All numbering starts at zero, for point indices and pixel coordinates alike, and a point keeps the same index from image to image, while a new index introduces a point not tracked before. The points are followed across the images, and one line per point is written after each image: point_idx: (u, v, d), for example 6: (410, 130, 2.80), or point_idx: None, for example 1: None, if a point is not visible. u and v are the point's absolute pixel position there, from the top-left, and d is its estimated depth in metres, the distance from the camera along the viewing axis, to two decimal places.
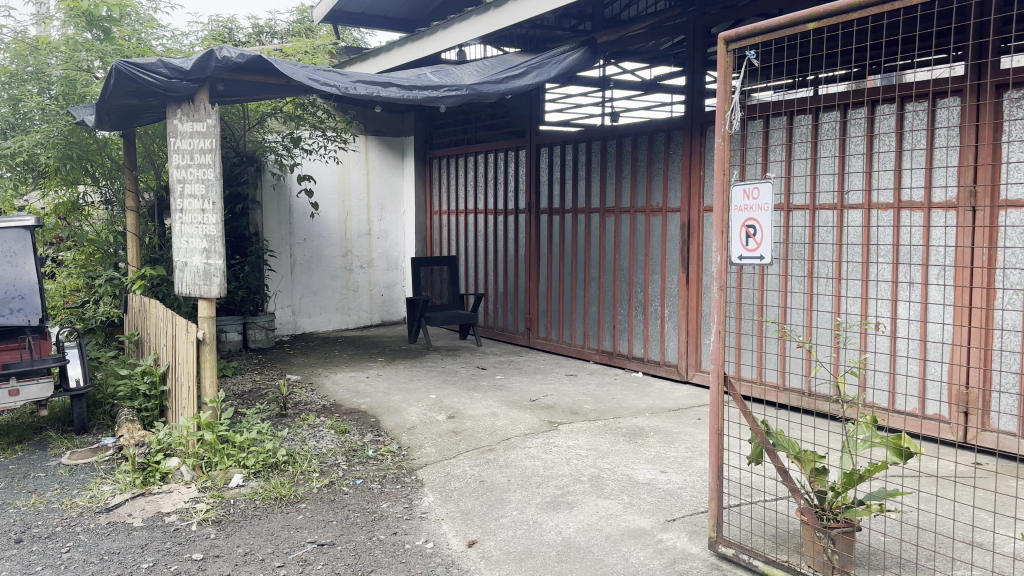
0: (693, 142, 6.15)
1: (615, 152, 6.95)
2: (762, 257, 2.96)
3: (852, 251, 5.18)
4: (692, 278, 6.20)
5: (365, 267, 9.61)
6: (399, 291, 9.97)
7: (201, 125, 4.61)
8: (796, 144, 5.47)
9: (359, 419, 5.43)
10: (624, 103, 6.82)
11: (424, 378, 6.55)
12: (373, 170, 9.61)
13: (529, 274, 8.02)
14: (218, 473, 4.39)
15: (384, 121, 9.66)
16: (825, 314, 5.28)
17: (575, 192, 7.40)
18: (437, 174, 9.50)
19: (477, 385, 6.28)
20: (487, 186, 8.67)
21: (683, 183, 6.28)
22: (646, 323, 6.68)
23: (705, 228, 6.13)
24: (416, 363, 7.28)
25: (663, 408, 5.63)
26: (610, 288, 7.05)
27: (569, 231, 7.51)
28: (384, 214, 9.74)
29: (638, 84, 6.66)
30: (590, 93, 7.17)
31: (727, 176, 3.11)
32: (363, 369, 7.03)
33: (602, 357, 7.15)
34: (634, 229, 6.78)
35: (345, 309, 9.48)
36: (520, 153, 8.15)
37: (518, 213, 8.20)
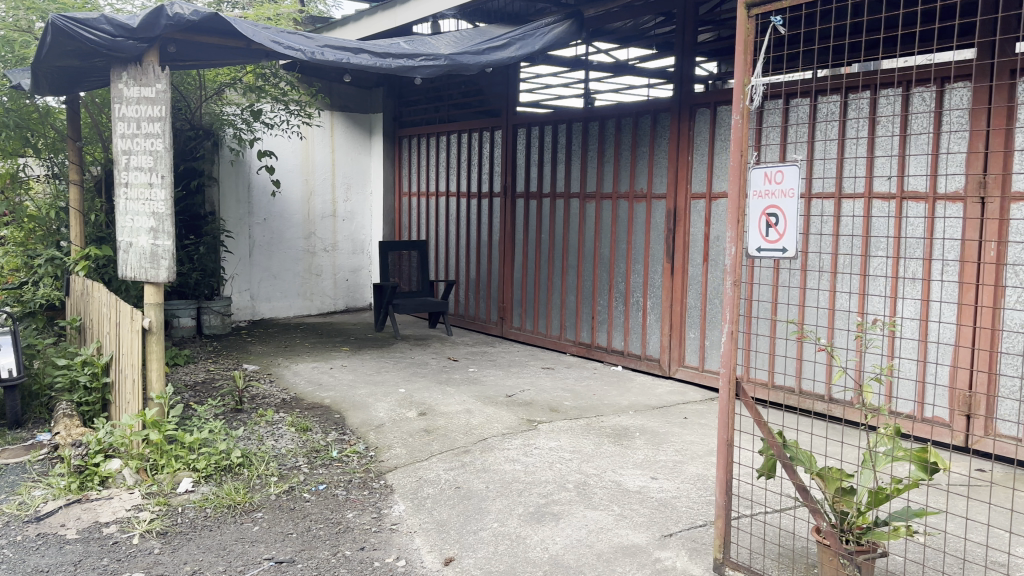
0: (682, 125, 5.82)
1: (597, 133, 6.59)
2: (784, 250, 2.63)
3: (851, 243, 4.90)
4: (678, 268, 5.90)
5: (329, 250, 9.15)
6: (365, 277, 9.53)
7: (149, 90, 4.13)
8: (793, 129, 5.16)
9: (321, 415, 5.04)
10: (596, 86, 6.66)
11: (392, 370, 6.16)
12: (339, 148, 9.13)
13: (503, 261, 7.65)
14: (165, 478, 3.98)
15: (352, 97, 9.19)
16: (820, 309, 5.01)
17: (554, 175, 7.03)
18: (407, 154, 9.06)
19: (449, 378, 5.91)
20: (460, 167, 8.26)
21: (670, 168, 5.95)
22: (628, 315, 6.36)
23: (692, 216, 5.82)
24: (382, 353, 6.88)
25: (647, 406, 5.31)
26: (589, 278, 6.71)
27: (547, 217, 7.15)
28: (350, 195, 9.29)
29: (612, 66, 6.52)
30: (560, 74, 6.96)
31: (744, 159, 2.78)
32: (327, 359, 6.60)
33: (580, 349, 6.82)
34: (615, 215, 6.45)
35: (307, 294, 9.02)
36: (496, 133, 7.75)
37: (492, 197, 7.82)
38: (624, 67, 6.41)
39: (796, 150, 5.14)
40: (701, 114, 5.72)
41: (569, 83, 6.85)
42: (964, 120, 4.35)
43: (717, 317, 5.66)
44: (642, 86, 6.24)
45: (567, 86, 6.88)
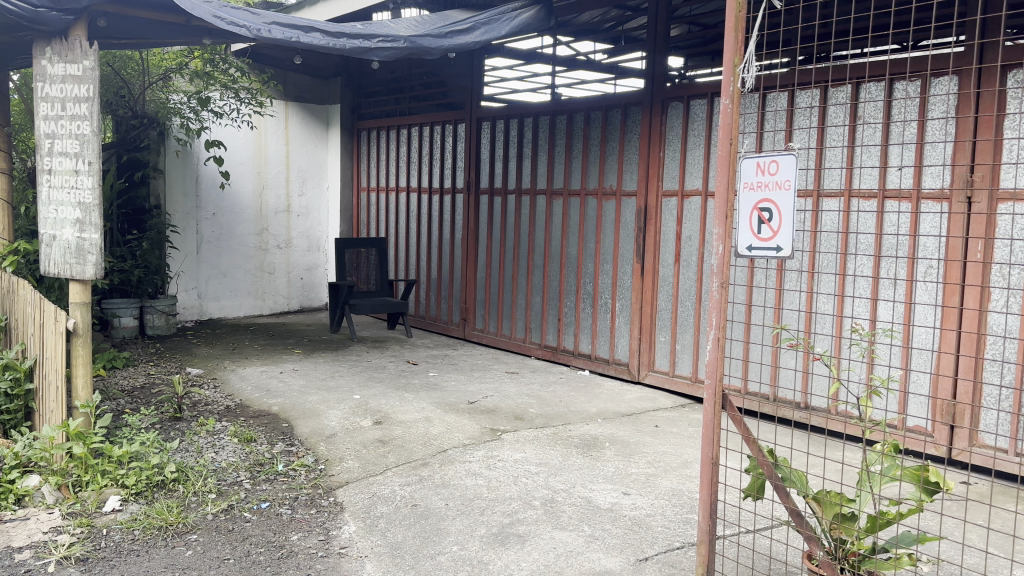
0: (653, 120, 5.58)
1: (564, 128, 6.31)
2: (778, 249, 2.38)
3: (829, 243, 4.69)
4: (648, 269, 5.65)
5: (282, 247, 8.75)
6: (320, 275, 9.14)
7: (75, 68, 3.75)
8: (770, 124, 4.92)
9: (268, 425, 4.73)
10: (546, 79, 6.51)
11: (347, 375, 5.82)
12: (294, 140, 8.74)
13: (466, 261, 7.34)
14: (89, 495, 3.60)
15: (307, 86, 8.78)
16: (797, 310, 4.80)
17: (519, 171, 6.74)
18: (366, 148, 8.70)
19: (408, 384, 5.59)
20: (421, 163, 7.93)
21: (641, 165, 5.69)
22: (595, 317, 6.09)
23: (664, 215, 5.57)
24: (337, 356, 6.53)
25: (616, 413, 5.05)
26: (556, 278, 6.43)
27: (512, 214, 6.85)
28: (306, 190, 8.90)
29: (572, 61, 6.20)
30: (516, 67, 6.79)
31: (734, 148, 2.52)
32: (277, 363, 6.23)
33: (545, 352, 6.53)
34: (583, 213, 6.17)
35: (259, 293, 8.61)
36: (459, 127, 7.44)
37: (455, 193, 7.50)
38: (574, 62, 6.18)
39: (773, 146, 4.91)
40: (674, 107, 5.47)
41: (524, 77, 6.74)
42: (950, 115, 4.15)
43: (689, 320, 5.42)
44: (595, 80, 6.02)
45: (523, 78, 6.77)
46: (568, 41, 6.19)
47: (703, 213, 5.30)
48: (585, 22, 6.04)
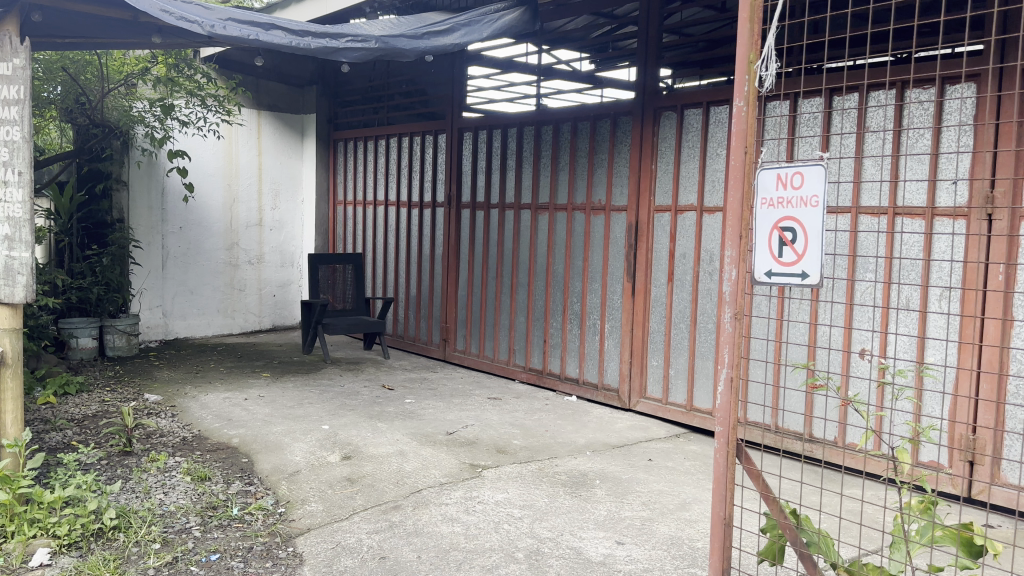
0: (645, 131, 5.24)
1: (550, 139, 5.97)
2: (803, 275, 2.02)
3: (835, 264, 4.35)
4: (639, 288, 5.30)
5: (254, 263, 8.34)
6: (294, 292, 8.73)
7: (3, 67, 3.35)
8: (770, 136, 4.60)
9: (226, 460, 4.35)
10: (522, 88, 6.18)
11: (317, 402, 5.42)
12: (267, 151, 8.35)
13: (447, 278, 6.97)
14: (14, 548, 3.16)
15: (281, 95, 8.39)
16: (801, 335, 4.47)
17: (503, 184, 6.39)
18: (343, 160, 8.33)
19: (382, 411, 5.20)
20: (400, 175, 7.56)
21: (631, 179, 5.35)
22: (583, 340, 5.73)
23: (655, 232, 5.23)
24: (308, 380, 6.13)
25: (607, 445, 4.67)
26: (541, 298, 6.07)
27: (495, 230, 6.49)
28: (279, 203, 8.50)
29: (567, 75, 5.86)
30: (493, 75, 6.47)
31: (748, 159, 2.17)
32: (242, 389, 5.82)
33: (530, 376, 6.16)
34: (570, 229, 5.82)
35: (228, 311, 8.19)
36: (439, 138, 7.08)
37: (435, 207, 7.14)
38: (552, 71, 5.93)
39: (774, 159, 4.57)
40: (666, 117, 5.14)
41: (500, 85, 6.40)
42: (968, 126, 3.82)
43: (684, 344, 5.08)
44: (571, 90, 5.83)
45: (500, 86, 6.44)
46: (547, 49, 5.89)
47: (698, 229, 4.96)
48: (571, 29, 5.70)
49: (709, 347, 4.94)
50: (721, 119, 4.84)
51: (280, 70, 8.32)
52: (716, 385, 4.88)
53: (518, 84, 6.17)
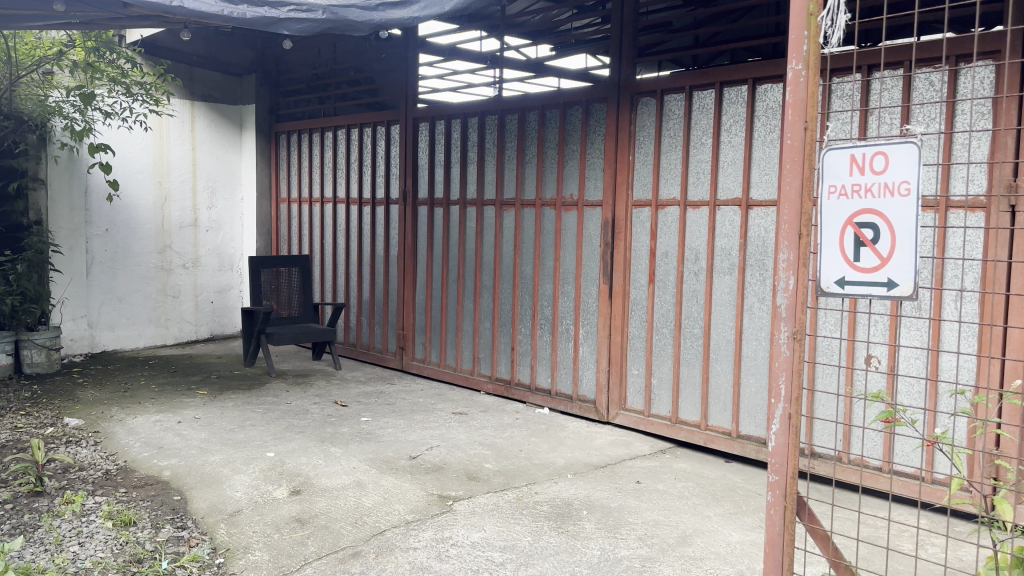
0: (620, 120, 4.79)
1: (515, 128, 5.49)
2: (889, 284, 1.64)
3: None
4: (617, 290, 4.85)
5: (188, 267, 7.67)
6: (234, 298, 8.08)
7: None
8: (761, 122, 4.19)
9: (155, 499, 3.77)
10: (466, 77, 5.89)
11: (261, 424, 4.85)
12: (202, 145, 7.69)
13: (403, 281, 6.43)
14: None
15: (217, 84, 7.74)
16: None
17: (463, 179, 5.88)
18: (286, 154, 7.71)
19: (335, 433, 4.66)
20: (350, 170, 6.99)
21: (607, 171, 4.89)
22: (554, 348, 5.27)
23: (633, 229, 4.79)
24: (250, 398, 5.55)
25: (588, 466, 4.22)
26: (508, 302, 5.59)
27: (455, 229, 5.98)
28: (215, 202, 7.84)
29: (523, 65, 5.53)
30: (435, 63, 6.11)
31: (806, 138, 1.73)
32: (176, 410, 5.22)
33: (495, 387, 5.67)
34: (539, 226, 5.34)
35: (161, 320, 7.52)
36: (392, 129, 6.53)
37: (390, 204, 6.59)
38: (502, 59, 5.55)
39: (767, 147, 4.16)
40: (645, 103, 4.69)
41: (444, 74, 6.07)
42: (985, 110, 3.45)
43: (668, 351, 4.65)
44: (515, 79, 5.54)
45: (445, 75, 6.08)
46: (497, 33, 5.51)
47: (683, 225, 4.53)
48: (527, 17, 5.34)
49: (695, 355, 4.52)
50: (706, 105, 4.42)
51: (216, 57, 7.66)
52: (705, 396, 4.47)
53: (462, 72, 5.83)
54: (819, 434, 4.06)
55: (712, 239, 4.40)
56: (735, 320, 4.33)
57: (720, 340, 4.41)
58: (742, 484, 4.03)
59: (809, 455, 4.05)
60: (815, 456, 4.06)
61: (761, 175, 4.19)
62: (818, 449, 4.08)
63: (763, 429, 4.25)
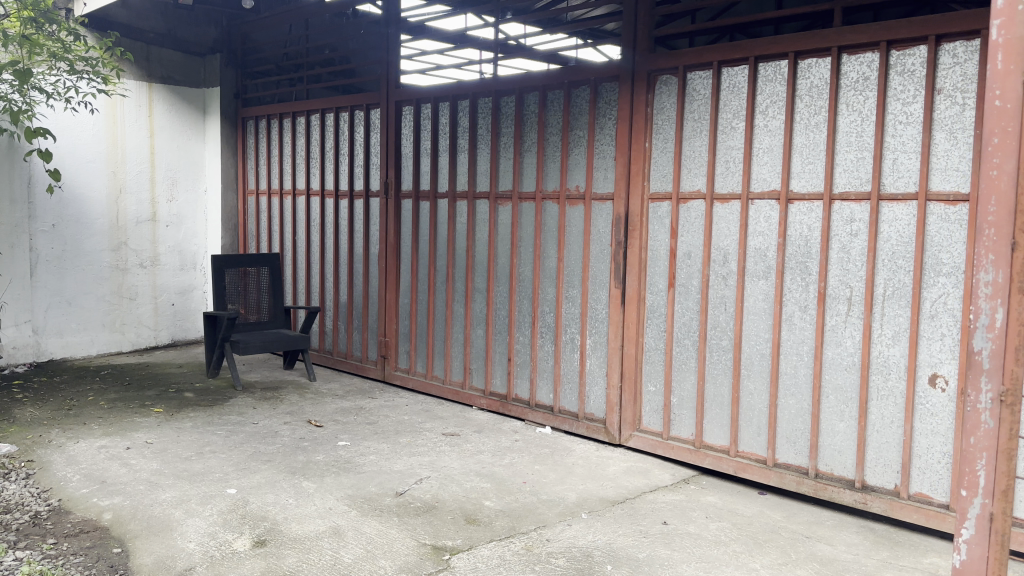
0: (635, 101, 4.21)
1: (511, 112, 4.88)
2: None
3: (895, 266, 3.41)
4: (630, 296, 4.26)
5: (146, 266, 6.98)
6: (197, 300, 7.39)
7: None
8: (804, 103, 3.64)
9: (90, 553, 3.11)
10: (435, 58, 5.39)
11: (222, 452, 4.21)
12: (161, 132, 7.00)
13: (385, 283, 5.80)
14: None
15: (177, 64, 7.04)
16: (850, 355, 3.54)
17: (452, 169, 5.25)
18: (254, 141, 7.03)
19: (308, 463, 4.03)
20: (324, 159, 6.33)
21: (619, 160, 4.29)
22: (558, 360, 4.67)
23: (650, 226, 4.20)
24: (212, 417, 4.90)
25: (604, 502, 3.63)
26: (504, 307, 4.99)
27: (443, 225, 5.36)
28: (176, 194, 7.15)
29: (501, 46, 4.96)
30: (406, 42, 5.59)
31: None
32: (124, 434, 4.55)
33: (490, 403, 5.06)
34: (539, 221, 4.74)
35: (116, 325, 6.83)
36: (372, 114, 5.89)
37: (370, 197, 5.95)
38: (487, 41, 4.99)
39: (811, 131, 3.62)
40: (665, 81, 4.10)
41: (412, 55, 5.57)
42: None
43: (691, 366, 4.07)
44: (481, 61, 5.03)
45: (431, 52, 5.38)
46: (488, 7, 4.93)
47: (708, 222, 3.95)
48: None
49: (724, 371, 3.95)
50: (737, 83, 3.84)
51: (176, 34, 6.97)
52: (735, 418, 3.90)
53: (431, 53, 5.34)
54: (873, 464, 3.51)
55: (743, 237, 3.83)
56: (771, 331, 3.77)
57: (753, 353, 3.84)
58: (785, 524, 3.47)
59: (860, 489, 3.52)
60: (867, 490, 3.52)
61: (803, 165, 3.64)
62: (872, 481, 3.52)
63: (806, 458, 3.70)
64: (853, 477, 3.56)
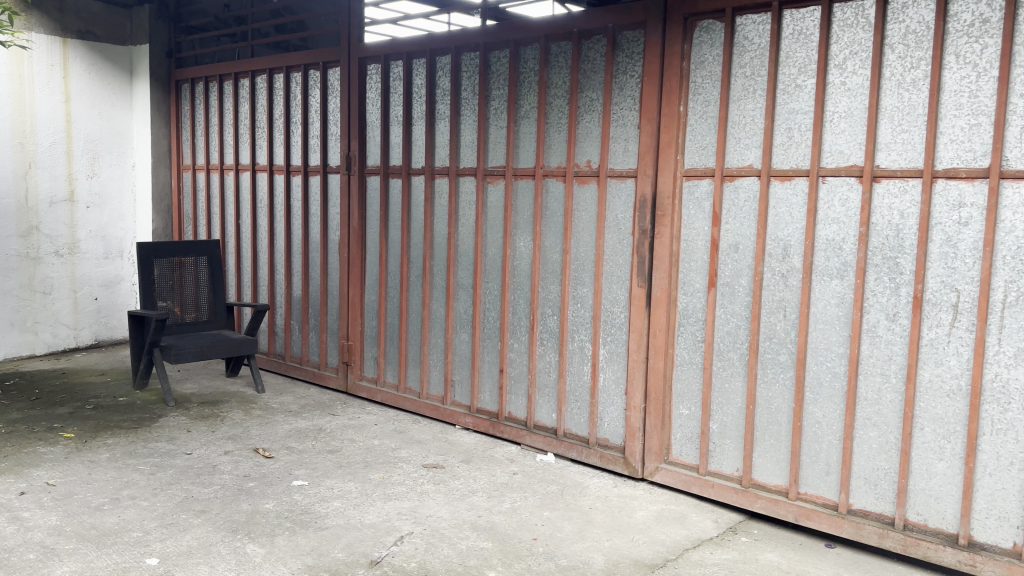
0: (667, 54, 3.36)
1: (505, 68, 3.99)
2: None
3: (1020, 264, 2.63)
4: (659, 296, 3.44)
5: (63, 255, 5.95)
6: (125, 293, 6.37)
7: None
8: (896, 53, 2.83)
9: None
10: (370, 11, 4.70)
11: (144, 499, 3.29)
12: (79, 97, 5.95)
13: (348, 277, 4.90)
14: None
15: (98, 16, 5.99)
16: (957, 378, 2.77)
17: (429, 140, 4.35)
18: (189, 107, 6.02)
19: (257, 515, 3.14)
20: (273, 129, 5.37)
21: (645, 126, 3.45)
22: (562, 374, 3.84)
23: (685, 211, 3.38)
24: (135, 446, 3.95)
25: (643, 567, 2.80)
26: (495, 307, 4.13)
27: (419, 207, 4.47)
28: (98, 169, 6.11)
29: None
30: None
31: None
32: (20, 472, 3.59)
33: (477, 422, 4.22)
34: (539, 202, 3.88)
35: (27, 325, 5.80)
36: (330, 74, 4.96)
37: (328, 172, 5.02)
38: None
39: (905, 91, 2.81)
40: (706, 27, 3.27)
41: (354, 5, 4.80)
42: None
43: (738, 386, 3.28)
44: (419, 16, 4.41)
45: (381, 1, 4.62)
46: None
47: (763, 206, 3.14)
48: None
49: (782, 393, 3.16)
50: (804, 28, 3.02)
51: None
52: (795, 451, 3.12)
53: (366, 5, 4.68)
54: (982, 517, 2.75)
55: (811, 225, 3.03)
56: (848, 344, 2.99)
57: (821, 371, 3.06)
58: None
59: (964, 547, 2.77)
60: (975, 549, 2.76)
61: (894, 134, 2.84)
62: (981, 538, 2.76)
63: (891, 505, 2.93)
64: (956, 532, 2.80)
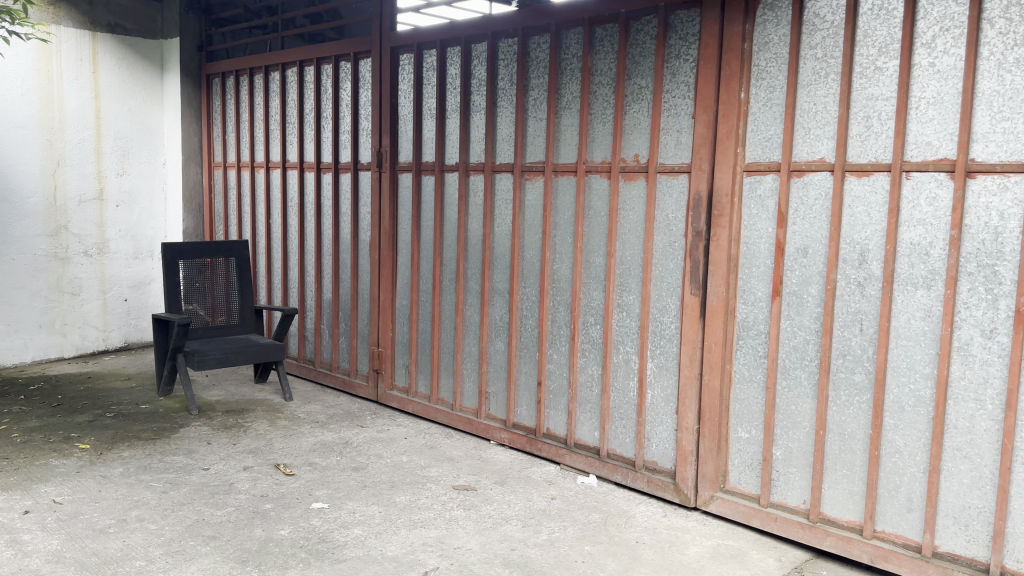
0: (726, 34, 3.01)
1: (545, 54, 3.67)
2: None
3: None
4: (715, 305, 3.09)
5: (92, 255, 5.80)
6: (155, 294, 6.21)
7: None
8: (996, 29, 2.44)
9: None
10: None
11: (152, 521, 3.05)
12: (108, 92, 5.79)
13: (378, 280, 4.64)
14: None
15: (129, 10, 5.82)
16: None
17: (463, 134, 4.05)
18: (221, 103, 5.82)
19: (270, 543, 2.87)
20: (303, 124, 5.12)
21: (700, 116, 3.10)
22: (605, 390, 3.51)
23: (745, 210, 3.02)
24: (151, 459, 3.74)
25: None
26: (533, 315, 3.81)
27: (453, 205, 4.17)
28: (128, 167, 5.95)
29: None
30: None
31: None
32: (28, 486, 3.40)
33: (513, 438, 3.91)
34: (581, 199, 3.55)
35: (56, 327, 5.67)
36: (362, 66, 4.69)
37: (359, 169, 4.76)
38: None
39: (1007, 72, 2.42)
40: (771, 4, 2.91)
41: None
42: None
43: (805, 408, 2.92)
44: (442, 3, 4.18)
45: None
46: None
47: (836, 206, 2.77)
48: None
49: (857, 418, 2.79)
50: (886, 3, 2.64)
51: None
52: (871, 484, 2.75)
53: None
54: None
55: (893, 227, 2.65)
56: (935, 364, 2.61)
57: (903, 394, 2.68)
58: None
59: None
60: None
61: (993, 122, 2.45)
62: None
63: (985, 550, 2.55)
64: None
